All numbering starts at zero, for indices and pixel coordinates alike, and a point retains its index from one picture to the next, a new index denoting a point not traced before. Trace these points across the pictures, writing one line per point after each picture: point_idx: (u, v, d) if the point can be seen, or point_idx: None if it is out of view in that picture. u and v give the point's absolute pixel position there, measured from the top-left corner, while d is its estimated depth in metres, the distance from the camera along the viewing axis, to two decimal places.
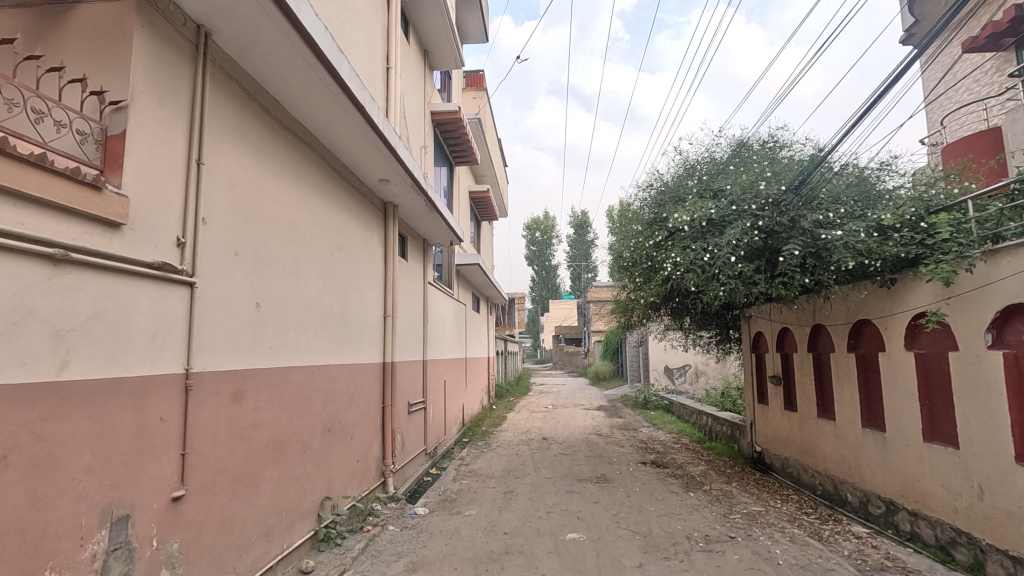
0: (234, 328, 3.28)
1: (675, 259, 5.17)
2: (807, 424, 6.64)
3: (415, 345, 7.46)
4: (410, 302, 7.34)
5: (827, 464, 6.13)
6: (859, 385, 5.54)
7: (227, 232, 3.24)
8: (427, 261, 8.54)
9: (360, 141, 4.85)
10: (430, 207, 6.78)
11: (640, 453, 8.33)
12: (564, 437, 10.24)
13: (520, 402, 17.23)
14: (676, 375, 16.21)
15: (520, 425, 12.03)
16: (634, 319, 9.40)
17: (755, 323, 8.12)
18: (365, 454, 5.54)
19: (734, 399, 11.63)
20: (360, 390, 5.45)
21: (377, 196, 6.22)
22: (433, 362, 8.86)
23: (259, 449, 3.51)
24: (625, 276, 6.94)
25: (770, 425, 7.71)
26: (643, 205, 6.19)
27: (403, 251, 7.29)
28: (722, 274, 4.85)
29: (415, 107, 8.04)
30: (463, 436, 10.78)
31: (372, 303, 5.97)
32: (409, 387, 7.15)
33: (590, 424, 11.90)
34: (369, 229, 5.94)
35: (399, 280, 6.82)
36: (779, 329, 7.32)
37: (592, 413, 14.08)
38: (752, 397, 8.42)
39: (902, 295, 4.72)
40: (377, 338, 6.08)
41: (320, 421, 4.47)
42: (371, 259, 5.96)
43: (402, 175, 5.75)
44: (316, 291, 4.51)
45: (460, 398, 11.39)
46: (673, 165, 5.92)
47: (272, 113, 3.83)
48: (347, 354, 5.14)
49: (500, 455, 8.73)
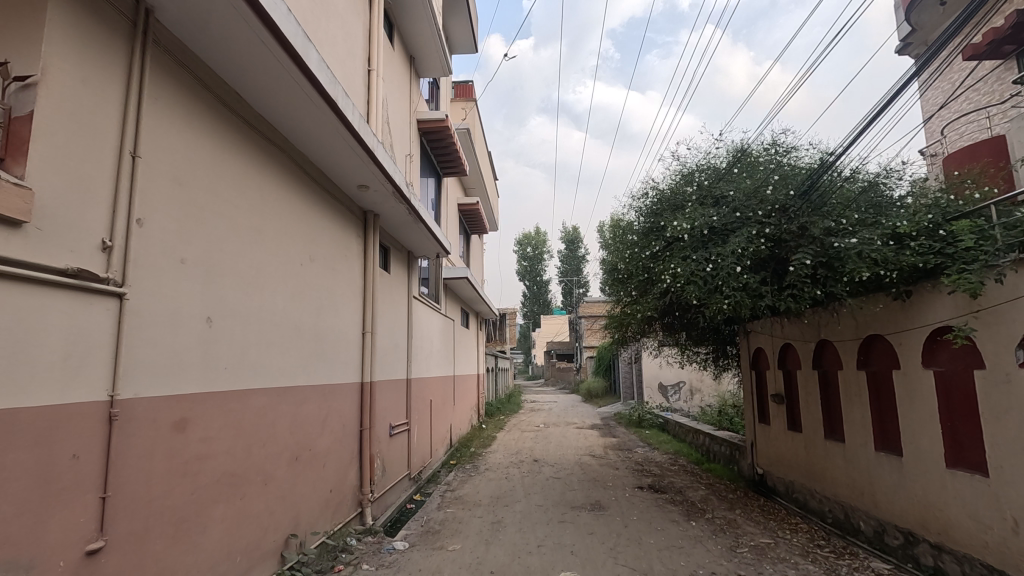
0: (179, 347, 2.86)
1: (674, 270, 4.83)
2: (813, 446, 6.28)
3: (397, 363, 7.03)
4: (393, 317, 6.93)
5: (837, 489, 5.74)
6: (871, 405, 5.19)
7: (173, 237, 2.85)
8: (412, 274, 8.14)
9: (335, 144, 4.48)
10: (414, 217, 6.41)
11: (637, 476, 7.89)
12: (555, 459, 9.80)
13: (511, 421, 16.72)
14: (670, 392, 15.89)
15: (510, 446, 11.55)
16: (627, 335, 9.03)
17: (754, 338, 7.80)
18: (341, 483, 5.08)
19: (732, 417, 11.26)
20: (334, 413, 5.01)
21: (356, 204, 5.83)
22: (417, 381, 8.42)
23: (208, 485, 3.07)
24: (619, 289, 6.59)
25: (773, 446, 7.34)
26: (639, 215, 5.89)
27: (385, 263, 6.90)
28: (726, 286, 4.50)
29: (400, 114, 7.72)
30: (451, 457, 10.29)
31: (350, 318, 5.56)
32: (391, 408, 6.71)
33: (583, 444, 11.47)
34: (346, 238, 5.55)
35: (380, 294, 6.42)
36: (781, 345, 6.99)
37: (585, 432, 13.62)
38: (752, 416, 8.06)
39: (923, 307, 4.38)
40: (354, 356, 5.65)
41: (287, 449, 4.04)
42: (348, 272, 5.56)
43: (382, 181, 5.38)
44: (284, 304, 4.11)
45: (447, 418, 10.92)
46: (670, 173, 5.64)
47: (232, 107, 3.46)
48: (319, 374, 4.71)
49: (488, 479, 8.27)
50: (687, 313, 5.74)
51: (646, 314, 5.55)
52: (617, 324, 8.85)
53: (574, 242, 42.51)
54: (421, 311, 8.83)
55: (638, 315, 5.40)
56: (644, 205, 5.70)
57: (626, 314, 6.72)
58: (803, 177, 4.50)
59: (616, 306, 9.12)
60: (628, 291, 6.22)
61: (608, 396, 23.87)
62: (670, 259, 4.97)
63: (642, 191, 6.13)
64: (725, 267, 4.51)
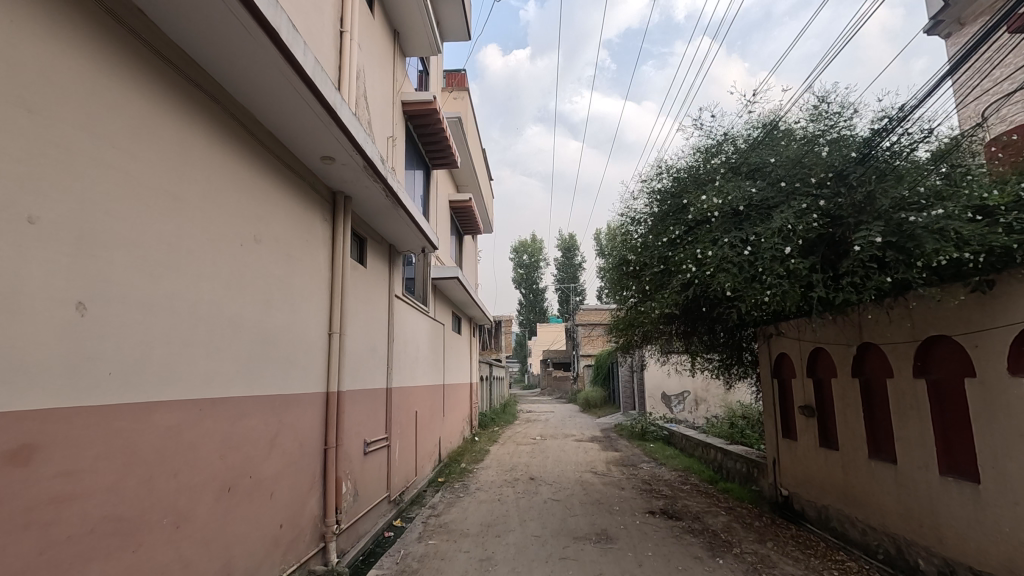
0: (22, 341, 2.02)
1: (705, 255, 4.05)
2: (851, 466, 5.45)
3: (374, 370, 6.17)
4: (369, 317, 6.07)
5: (886, 519, 4.89)
6: (933, 419, 4.37)
7: (13, 187, 2.02)
8: (395, 271, 7.29)
9: (286, 96, 3.62)
10: (393, 201, 5.56)
11: (646, 499, 7.00)
12: (554, 476, 8.90)
13: (506, 433, 15.76)
14: (674, 402, 15.06)
15: (505, 461, 10.63)
16: (635, 338, 8.19)
17: (778, 342, 6.97)
18: (297, 514, 4.21)
19: (744, 430, 10.40)
20: (289, 430, 4.15)
21: (321, 183, 4.97)
22: (400, 390, 7.54)
23: (80, 534, 2.22)
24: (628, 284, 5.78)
25: (800, 465, 6.48)
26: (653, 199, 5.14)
27: (360, 256, 6.06)
28: (769, 275, 3.69)
29: (380, 91, 6.91)
30: (439, 475, 9.37)
31: (313, 316, 4.70)
32: (365, 422, 5.84)
33: (584, 459, 10.56)
34: (309, 221, 4.69)
35: (352, 290, 5.56)
36: (811, 350, 6.15)
37: (585, 445, 12.70)
38: (774, 430, 7.21)
39: (1014, 297, 3.56)
40: (318, 362, 4.79)
41: (216, 478, 3.17)
42: (311, 262, 4.72)
43: (351, 153, 4.51)
44: (217, 293, 3.26)
45: (435, 431, 10.02)
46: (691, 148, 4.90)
47: (128, 23, 2.63)
48: (268, 382, 3.86)
49: (478, 502, 7.37)
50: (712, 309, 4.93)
51: (661, 314, 4.74)
52: (624, 327, 8.01)
53: (571, 249, 41.77)
54: (405, 312, 7.97)
55: (653, 314, 4.58)
56: (659, 186, 4.94)
57: (637, 316, 5.92)
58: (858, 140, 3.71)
59: (622, 306, 8.30)
60: (639, 288, 5.42)
61: (608, 406, 22.99)
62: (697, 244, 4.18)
63: (655, 172, 5.41)
64: (768, 252, 3.71)
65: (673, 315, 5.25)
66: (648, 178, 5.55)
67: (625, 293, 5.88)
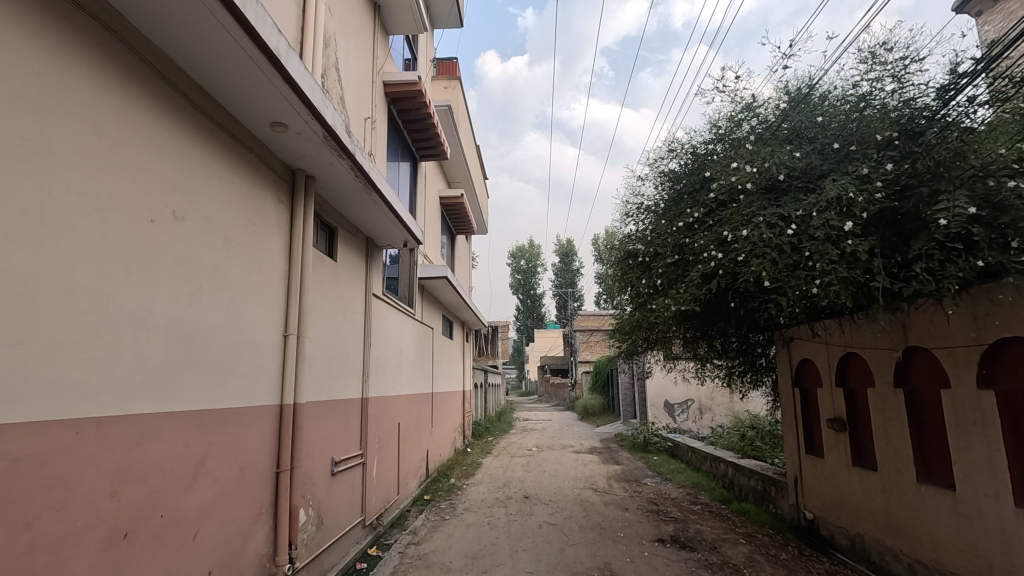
0: None
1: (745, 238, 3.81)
2: (895, 489, 4.69)
3: (346, 378, 5.42)
4: (338, 318, 5.32)
5: (941, 555, 4.15)
6: (1005, 438, 3.64)
7: None
8: (373, 267, 6.55)
9: (211, 32, 2.86)
10: (366, 182, 4.82)
11: (654, 523, 6.24)
12: (551, 494, 8.13)
13: (500, 443, 14.95)
14: (677, 411, 14.33)
15: (498, 476, 9.83)
16: (640, 342, 7.47)
17: (801, 346, 6.24)
18: (234, 556, 3.43)
19: (756, 442, 9.65)
20: (226, 453, 3.40)
21: (276, 158, 4.21)
22: (380, 400, 6.80)
23: None
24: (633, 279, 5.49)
25: (830, 486, 5.72)
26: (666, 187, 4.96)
27: (329, 248, 5.33)
28: (821, 260, 3.40)
29: (357, 65, 6.21)
30: (425, 492, 8.59)
31: (264, 313, 3.95)
32: (332, 438, 5.07)
33: (583, 474, 9.78)
34: (256, 201, 3.91)
35: (318, 286, 4.83)
36: (840, 355, 5.44)
37: (584, 457, 11.93)
38: (796, 446, 6.46)
39: None
40: (271, 369, 4.03)
41: (103, 522, 2.40)
42: (264, 251, 3.99)
43: (306, 117, 3.75)
44: (111, 279, 2.51)
45: (422, 443, 9.26)
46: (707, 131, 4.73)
47: None
48: (196, 395, 3.11)
49: (465, 526, 6.57)
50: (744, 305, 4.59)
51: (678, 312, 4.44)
52: (628, 330, 7.29)
53: (569, 254, 41.19)
54: (386, 314, 7.22)
55: (675, 312, 4.27)
56: (687, 167, 4.71)
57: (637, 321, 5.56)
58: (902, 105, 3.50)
59: (626, 308, 7.60)
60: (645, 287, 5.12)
61: (607, 414, 22.20)
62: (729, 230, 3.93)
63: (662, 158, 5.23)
64: (820, 234, 3.43)
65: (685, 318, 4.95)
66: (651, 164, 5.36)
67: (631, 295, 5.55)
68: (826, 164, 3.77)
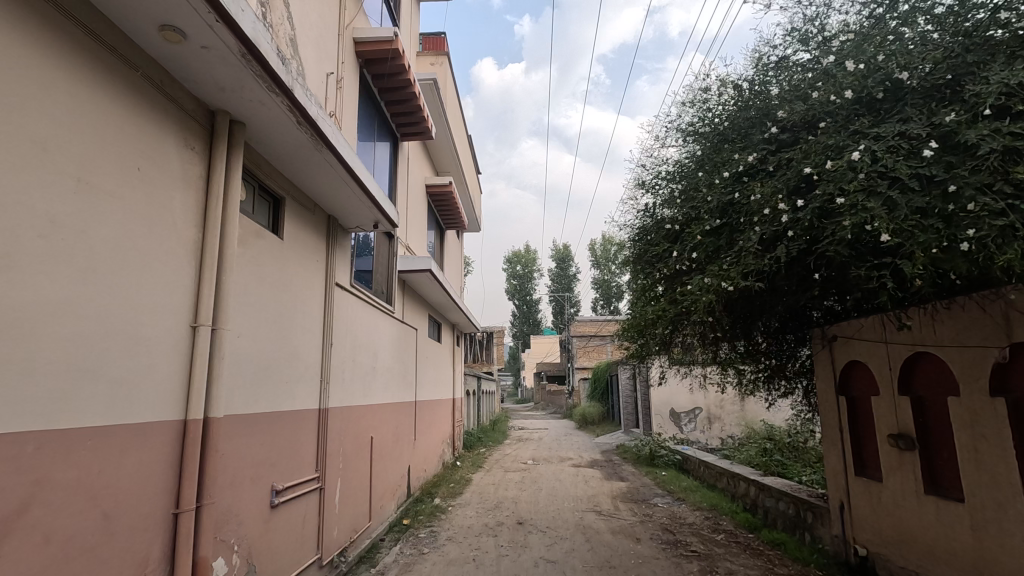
0: None
1: (853, 172, 3.27)
2: (992, 528, 3.66)
3: (290, 385, 4.36)
4: (280, 309, 4.26)
5: None
6: None
7: None
8: (335, 253, 5.50)
9: None
10: (314, 131, 3.78)
11: (674, 561, 5.17)
12: (549, 520, 7.05)
13: (493, 456, 13.83)
14: (684, 420, 13.27)
15: (488, 495, 8.73)
16: (653, 342, 6.48)
17: (847, 345, 5.22)
18: None
19: (778, 458, 8.60)
20: (79, 492, 2.34)
21: (182, 88, 3.11)
22: (346, 411, 5.74)
23: None
24: (661, 246, 4.89)
25: (889, 517, 4.68)
26: (719, 146, 4.58)
27: (273, 224, 4.32)
28: (982, 193, 2.76)
29: (316, 7, 5.17)
30: (404, 516, 7.49)
31: (160, 295, 2.90)
32: (269, 460, 4.00)
33: (585, 493, 8.68)
34: (143, 140, 2.81)
35: (249, 266, 3.78)
36: (908, 355, 4.41)
37: (585, 472, 10.85)
38: (841, 466, 5.42)
39: None
40: (171, 372, 2.97)
41: None
42: (162, 210, 2.94)
43: (212, 19, 2.65)
44: None
45: (403, 458, 8.18)
46: (760, 73, 4.42)
47: None
48: (12, 408, 2.05)
49: (446, 562, 5.50)
50: (808, 285, 3.86)
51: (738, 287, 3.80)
52: (640, 329, 6.30)
53: (565, 260, 40.41)
54: (356, 309, 6.17)
55: (745, 283, 3.61)
56: (757, 107, 4.31)
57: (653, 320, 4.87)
58: (1019, 5, 3.09)
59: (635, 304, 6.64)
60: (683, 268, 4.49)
61: (607, 423, 21.05)
62: (824, 170, 3.41)
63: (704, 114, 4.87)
64: (982, 162, 2.82)
65: (728, 307, 4.30)
66: (690, 126, 4.98)
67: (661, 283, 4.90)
68: (948, 82, 3.26)
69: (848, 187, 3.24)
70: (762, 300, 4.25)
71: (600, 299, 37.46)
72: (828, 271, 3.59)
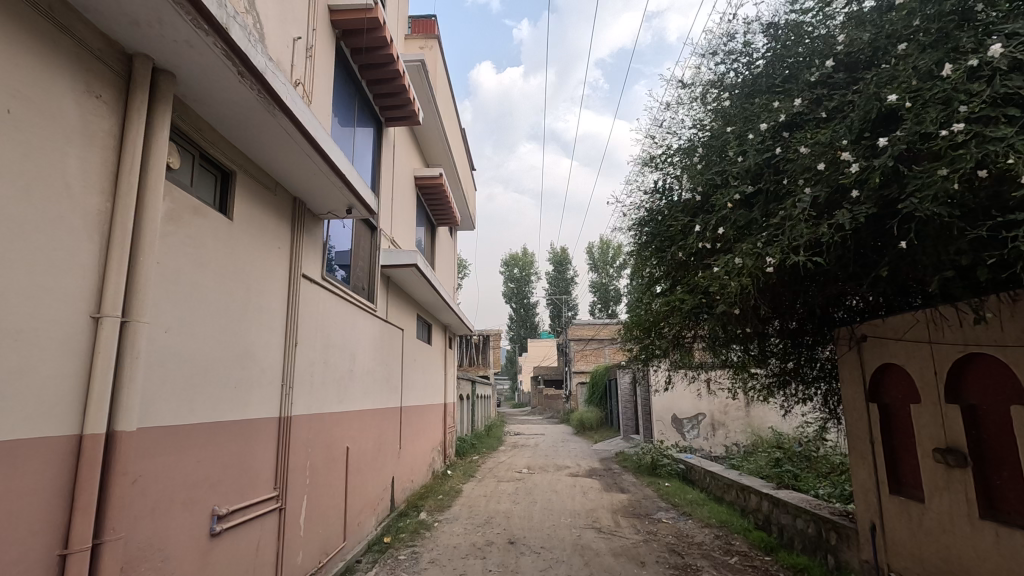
0: None
1: (953, 100, 2.70)
2: None
3: (237, 390, 3.73)
4: (226, 302, 3.63)
5: None
6: None
7: None
8: (302, 241, 4.87)
9: None
10: (262, 85, 3.15)
11: None
12: (543, 538, 6.42)
13: (487, 464, 13.17)
14: (686, 426, 12.63)
15: (478, 509, 8.09)
16: (662, 340, 5.90)
17: (881, 347, 4.61)
18: None
19: (790, 469, 8.00)
20: None
21: (84, 23, 2.50)
22: (315, 419, 5.11)
23: None
24: (693, 215, 4.40)
25: (934, 544, 4.06)
26: (755, 100, 4.13)
27: (218, 203, 3.69)
28: None
29: None
30: (386, 534, 6.85)
31: (43, 277, 2.27)
32: (209, 481, 3.36)
33: (582, 507, 8.05)
34: (15, 78, 2.17)
35: (183, 247, 3.16)
36: (960, 357, 3.80)
37: (583, 482, 10.22)
38: (871, 482, 4.81)
39: None
40: (61, 375, 2.34)
41: None
42: (48, 170, 2.31)
43: None
44: None
45: (386, 469, 7.55)
46: (800, 12, 3.96)
47: None
48: None
49: None
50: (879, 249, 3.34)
51: (785, 261, 3.29)
52: (649, 324, 5.74)
53: (563, 262, 39.87)
54: (329, 306, 5.54)
55: (798, 256, 3.10)
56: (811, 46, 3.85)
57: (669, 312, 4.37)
58: None
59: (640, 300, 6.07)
60: (711, 246, 4.00)
61: (605, 429, 20.44)
62: (909, 101, 2.88)
63: (736, 68, 4.42)
64: None
65: (765, 291, 3.78)
66: (719, 82, 4.52)
67: (682, 269, 4.41)
68: None
69: (957, 119, 2.64)
70: (819, 280, 3.73)
71: (598, 302, 36.86)
72: (899, 238, 3.05)
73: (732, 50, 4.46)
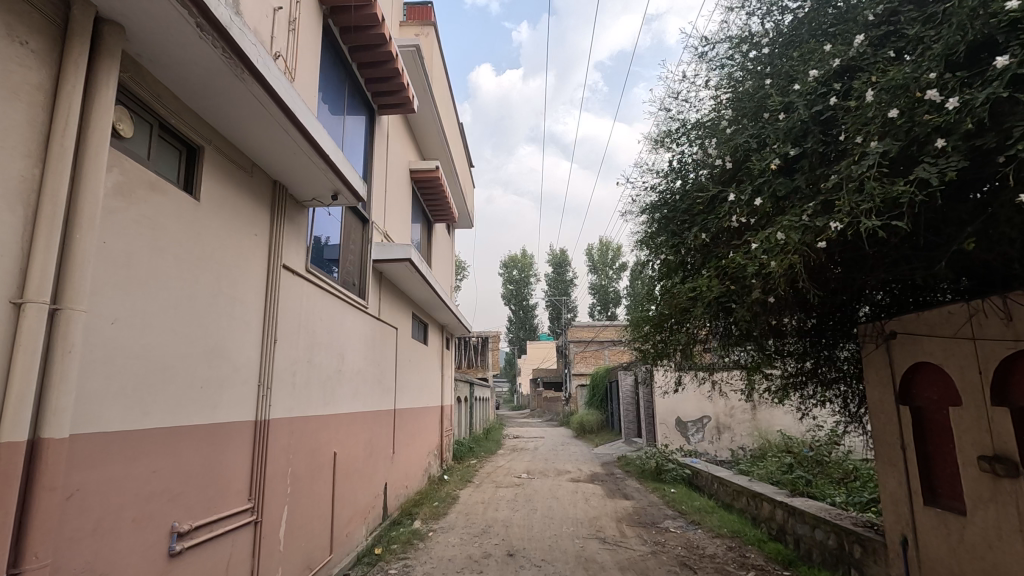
0: None
1: None
2: None
3: (204, 391, 3.35)
4: (191, 292, 3.25)
5: None
6: None
7: None
8: (283, 229, 4.48)
9: None
10: (228, 44, 2.76)
11: None
12: (544, 550, 6.03)
13: (485, 469, 12.76)
14: (691, 430, 12.24)
15: (475, 517, 7.69)
16: (675, 335, 5.54)
17: (913, 343, 4.24)
18: None
19: (803, 476, 7.63)
20: None
21: None
22: (299, 423, 4.72)
23: None
24: (728, 180, 4.09)
25: (978, 561, 3.68)
26: (791, 55, 3.80)
27: (184, 182, 3.30)
28: None
29: None
30: (377, 544, 6.45)
31: None
32: (168, 494, 2.98)
33: (585, 515, 7.65)
34: None
35: (135, 227, 2.77)
36: (1009, 355, 3.43)
37: (585, 488, 9.83)
38: (902, 492, 4.43)
39: None
40: None
41: None
42: None
43: None
44: None
45: (378, 475, 7.16)
46: None
47: None
48: None
49: None
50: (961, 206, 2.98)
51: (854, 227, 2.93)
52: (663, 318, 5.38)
53: (562, 264, 39.53)
54: (314, 301, 5.15)
55: (870, 221, 2.75)
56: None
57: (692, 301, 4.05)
58: None
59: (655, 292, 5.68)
60: (750, 222, 3.68)
61: (605, 432, 20.05)
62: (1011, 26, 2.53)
63: (769, 24, 4.10)
64: None
65: (845, 249, 3.44)
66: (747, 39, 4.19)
67: (709, 252, 4.09)
68: None
69: None
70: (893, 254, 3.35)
71: (597, 304, 36.50)
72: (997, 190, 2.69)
73: (762, 4, 4.13)
